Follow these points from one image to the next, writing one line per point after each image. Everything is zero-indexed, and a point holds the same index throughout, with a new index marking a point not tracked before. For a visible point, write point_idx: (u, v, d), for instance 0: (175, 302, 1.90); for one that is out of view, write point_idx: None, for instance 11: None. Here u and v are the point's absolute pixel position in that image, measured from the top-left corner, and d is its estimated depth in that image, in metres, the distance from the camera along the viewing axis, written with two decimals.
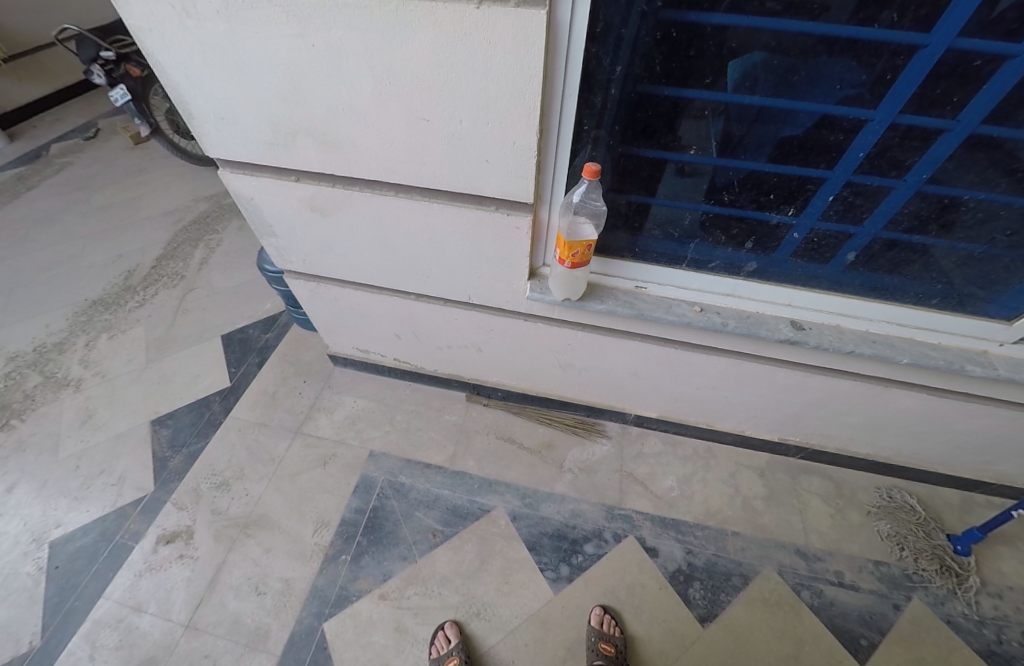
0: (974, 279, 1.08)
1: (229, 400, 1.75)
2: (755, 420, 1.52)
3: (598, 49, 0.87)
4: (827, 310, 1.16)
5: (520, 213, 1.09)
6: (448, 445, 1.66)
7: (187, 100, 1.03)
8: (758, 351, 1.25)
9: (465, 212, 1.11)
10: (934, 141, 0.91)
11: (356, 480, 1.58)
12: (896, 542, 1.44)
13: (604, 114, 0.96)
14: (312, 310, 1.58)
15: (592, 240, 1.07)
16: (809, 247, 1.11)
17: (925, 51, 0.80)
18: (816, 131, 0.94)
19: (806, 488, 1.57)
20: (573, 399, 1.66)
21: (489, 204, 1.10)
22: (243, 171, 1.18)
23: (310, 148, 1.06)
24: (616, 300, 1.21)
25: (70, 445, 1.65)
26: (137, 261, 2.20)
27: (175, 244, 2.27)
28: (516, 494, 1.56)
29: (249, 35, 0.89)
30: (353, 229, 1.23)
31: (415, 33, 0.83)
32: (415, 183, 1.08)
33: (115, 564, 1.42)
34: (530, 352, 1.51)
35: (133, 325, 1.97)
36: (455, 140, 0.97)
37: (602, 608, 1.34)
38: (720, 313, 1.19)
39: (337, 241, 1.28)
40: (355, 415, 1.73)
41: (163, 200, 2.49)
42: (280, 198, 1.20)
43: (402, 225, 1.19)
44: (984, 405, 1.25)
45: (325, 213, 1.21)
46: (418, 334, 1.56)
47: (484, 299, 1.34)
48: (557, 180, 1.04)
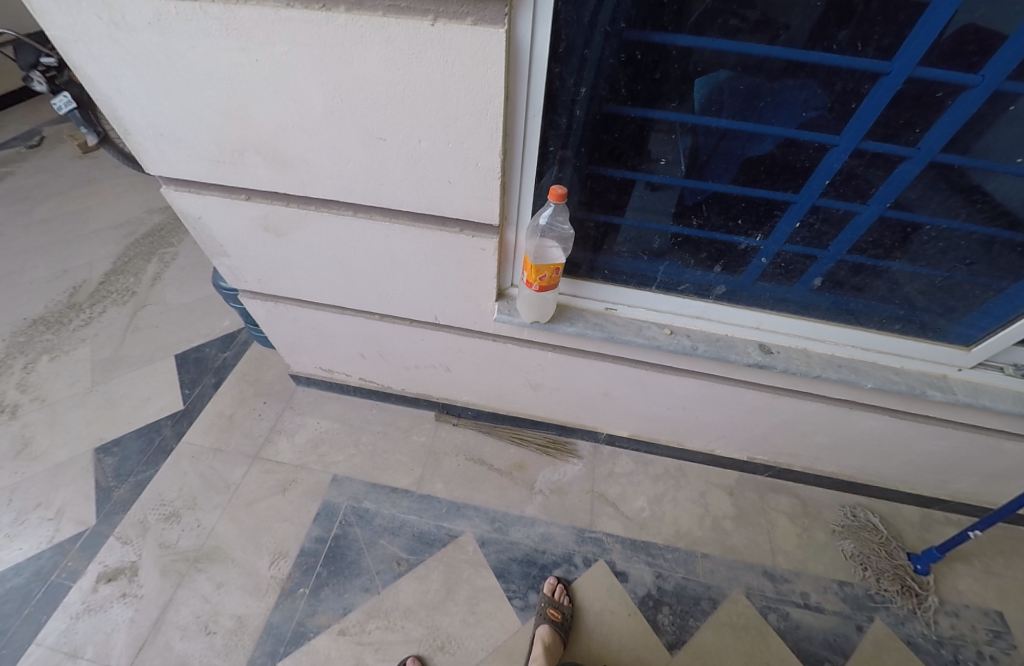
0: (930, 305, 1.10)
1: (181, 424, 1.68)
2: (724, 439, 1.52)
3: (561, 69, 0.85)
4: (793, 333, 1.17)
5: (486, 235, 1.06)
6: (415, 468, 1.61)
7: (120, 113, 0.97)
8: (727, 373, 1.25)
9: (428, 234, 1.08)
10: (895, 168, 0.92)
11: (318, 506, 1.51)
12: (860, 562, 1.46)
13: (570, 135, 0.95)
14: (270, 328, 1.51)
15: (560, 263, 1.05)
16: (776, 270, 1.11)
17: (887, 79, 0.81)
18: (782, 154, 0.95)
19: (773, 507, 1.57)
20: (545, 418, 1.63)
21: (453, 225, 1.07)
22: (189, 188, 1.12)
23: (260, 165, 1.01)
24: (586, 322, 1.19)
25: (3, 477, 1.53)
26: (83, 276, 2.09)
27: (126, 259, 2.17)
28: (485, 518, 1.51)
29: (187, 48, 0.84)
30: (313, 247, 1.18)
31: (367, 48, 0.79)
32: (376, 203, 1.04)
33: (48, 606, 1.32)
34: (498, 372, 1.47)
35: (77, 344, 1.87)
36: (416, 159, 0.94)
37: (558, 579, 1.39)
38: (689, 335, 1.19)
39: (295, 260, 1.23)
40: (317, 437, 1.66)
41: (114, 212, 2.38)
42: (231, 216, 1.15)
43: (361, 245, 1.15)
44: (941, 426, 1.27)
45: (280, 234, 1.16)
46: (383, 354, 1.52)
47: (451, 320, 1.30)
48: (524, 201, 1.02)
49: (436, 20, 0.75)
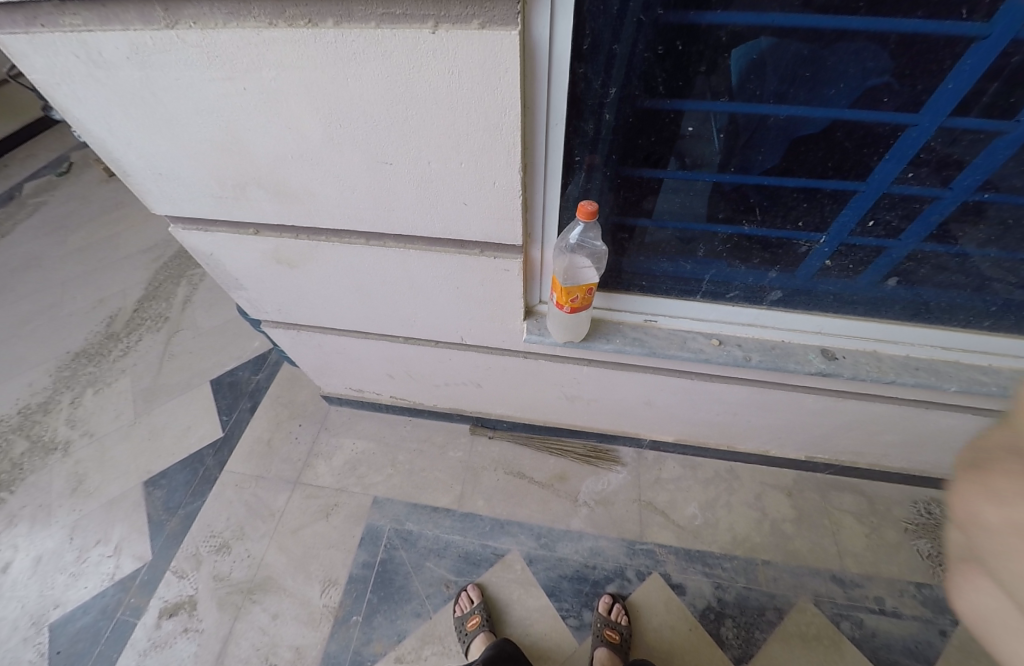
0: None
1: (223, 453, 1.70)
2: (780, 441, 1.41)
3: (586, 69, 0.73)
4: (861, 335, 1.04)
5: (508, 255, 0.97)
6: (454, 485, 1.57)
7: (115, 153, 0.91)
8: (785, 381, 1.13)
9: (446, 257, 0.99)
10: (988, 146, 0.76)
11: (362, 530, 1.50)
12: (937, 562, 1.35)
13: (598, 142, 0.83)
14: (295, 353, 1.47)
15: (592, 284, 0.95)
16: (837, 265, 0.97)
17: (985, 43, 0.65)
18: (851, 142, 0.80)
19: (838, 506, 1.47)
20: (584, 426, 1.56)
21: (473, 248, 0.98)
22: (196, 226, 1.06)
23: (264, 200, 0.94)
24: (624, 338, 1.09)
25: (63, 515, 1.59)
26: (118, 304, 2.11)
27: (154, 284, 2.19)
28: (531, 534, 1.46)
29: (170, 81, 0.76)
30: (327, 276, 1.12)
31: (363, 65, 0.70)
32: (389, 231, 0.96)
33: (118, 644, 1.36)
34: (532, 387, 1.40)
35: (118, 376, 1.90)
36: (426, 182, 0.85)
37: (612, 596, 1.34)
38: (741, 345, 1.07)
39: (312, 289, 1.17)
40: (355, 459, 1.65)
41: (140, 236, 2.39)
42: (241, 251, 1.09)
43: (377, 272, 1.07)
44: None
45: (293, 265, 1.10)
46: (411, 373, 1.46)
47: (479, 339, 1.23)
48: (549, 218, 0.92)
49: (438, 25, 0.64)
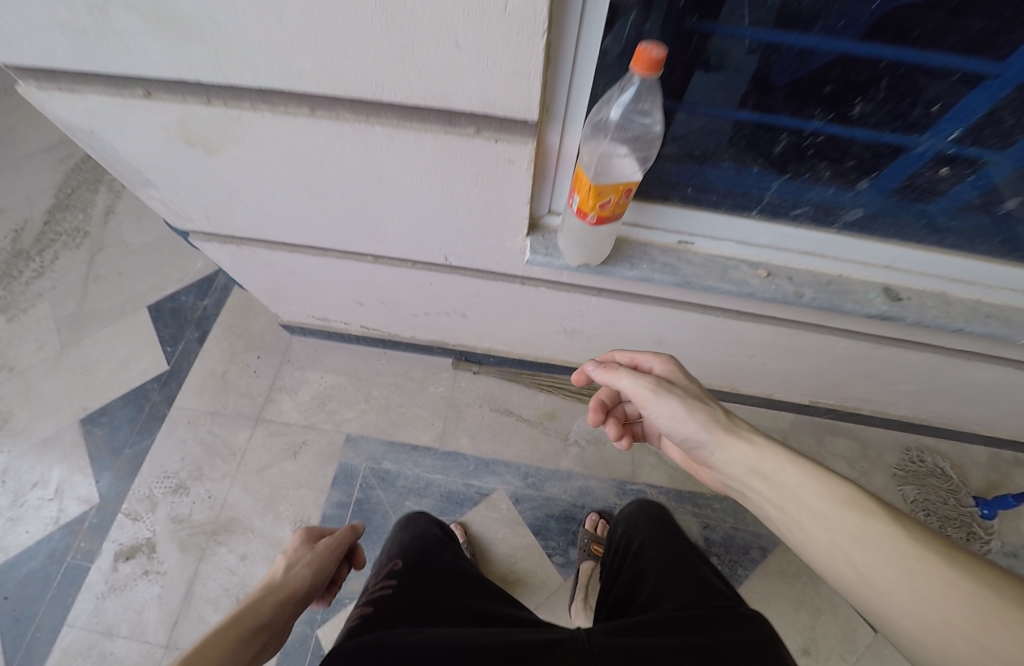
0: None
1: (169, 387, 1.53)
2: (786, 385, 1.32)
3: None
4: (934, 271, 0.85)
5: (517, 139, 0.67)
6: (434, 423, 1.45)
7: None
8: (825, 325, 0.91)
9: (429, 144, 0.68)
10: None
11: (334, 470, 1.39)
12: (922, 508, 1.34)
13: None
14: (242, 271, 1.18)
15: (630, 185, 0.67)
16: (916, 178, 0.76)
17: None
18: None
19: (831, 451, 1.43)
20: (578, 364, 1.43)
21: (467, 122, 0.66)
22: (58, 85, 0.70)
23: (137, 27, 0.58)
24: (652, 264, 0.91)
25: None
26: (24, 215, 1.78)
27: (68, 191, 1.85)
28: (517, 473, 1.38)
29: None
30: (261, 174, 0.80)
31: None
32: (337, 90, 0.63)
33: (71, 589, 1.27)
34: (524, 320, 1.21)
35: (35, 301, 1.63)
36: (401, 13, 0.52)
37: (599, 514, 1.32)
38: (792, 279, 0.79)
39: (241, 187, 0.85)
40: (323, 394, 1.49)
41: (41, 131, 1.98)
42: (132, 127, 0.74)
43: (326, 163, 0.77)
44: None
45: (208, 150, 0.77)
46: (384, 301, 1.23)
47: (467, 263, 0.95)
48: (586, 76, 0.62)
49: None
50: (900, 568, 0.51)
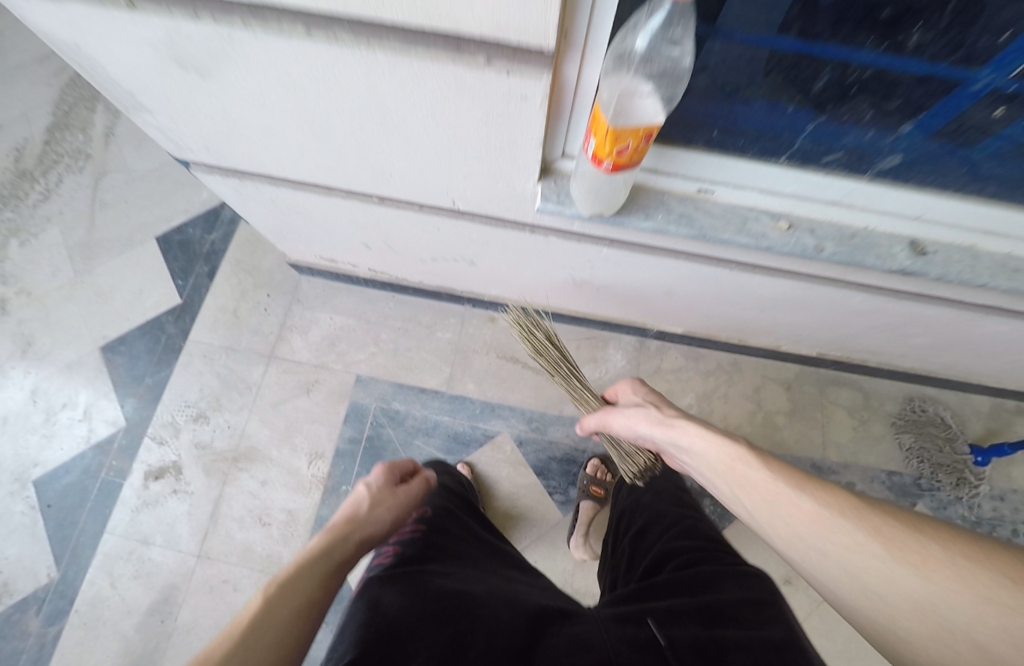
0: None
1: (185, 321, 1.57)
2: (796, 339, 1.34)
3: None
4: (971, 222, 0.72)
5: (531, 60, 0.51)
6: (442, 368, 1.47)
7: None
8: (845, 279, 0.85)
9: (433, 53, 0.52)
10: None
11: (345, 407, 1.46)
12: (915, 455, 1.41)
13: None
14: (251, 211, 1.11)
15: (655, 129, 0.54)
16: (958, 134, 0.63)
17: None
18: None
19: (833, 401, 1.47)
20: (587, 313, 1.44)
21: (476, 53, 0.51)
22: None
23: None
24: (669, 214, 0.74)
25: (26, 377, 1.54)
26: (23, 132, 1.81)
27: (64, 107, 1.84)
28: (522, 418, 1.42)
29: None
30: (260, 95, 0.65)
31: None
32: (350, 8, 0.48)
33: (108, 500, 1.45)
34: (537, 270, 1.14)
35: (46, 225, 1.69)
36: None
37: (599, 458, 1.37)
38: (814, 230, 0.74)
39: (240, 119, 0.72)
40: (333, 334, 1.52)
41: (22, 35, 1.95)
42: (110, 52, 0.61)
43: (323, 98, 0.63)
44: None
45: (204, 75, 0.62)
46: (392, 246, 1.17)
47: (481, 208, 0.86)
48: (607, 5, 0.48)
49: None
50: (872, 575, 0.49)
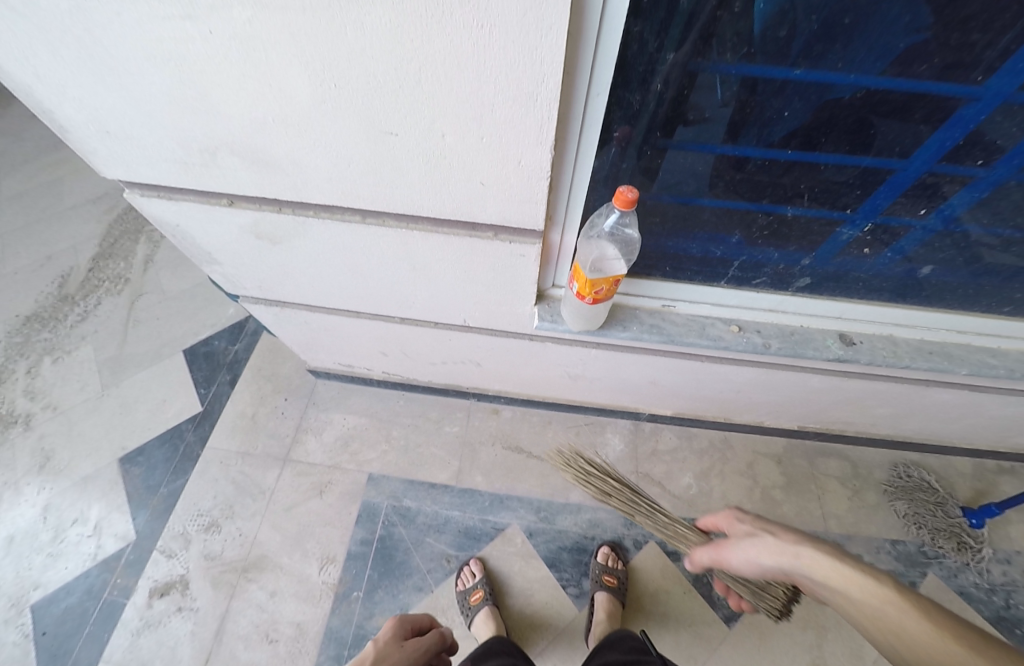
0: (1019, 279, 1.04)
1: (203, 428, 1.65)
2: (774, 413, 1.48)
3: (642, 28, 0.70)
4: (851, 316, 1.12)
5: (525, 240, 0.94)
6: (451, 461, 1.55)
7: (51, 108, 0.81)
8: (792, 364, 1.19)
9: (455, 239, 0.95)
10: (955, 111, 0.78)
11: (357, 508, 1.48)
12: (913, 521, 1.45)
13: (639, 116, 0.82)
14: (281, 325, 1.40)
15: (619, 276, 0.97)
16: (856, 245, 1.02)
17: (977, 103, 0.76)
18: (850, 118, 0.81)
19: (824, 472, 1.54)
20: (583, 402, 1.58)
21: (486, 230, 0.94)
22: (158, 193, 0.98)
23: (237, 166, 0.88)
24: (640, 326, 1.14)
25: (40, 492, 1.56)
26: (70, 263, 2.03)
27: (111, 241, 2.09)
28: (530, 508, 1.47)
29: (107, 20, 0.66)
30: (315, 256, 1.08)
31: (367, 13, 0.61)
32: (388, 207, 0.91)
33: (109, 623, 1.36)
34: (539, 365, 1.38)
35: (79, 343, 1.83)
36: (438, 157, 0.80)
37: (609, 546, 1.40)
38: (758, 331, 1.14)
39: (295, 268, 1.13)
40: (347, 434, 1.61)
41: (83, 181, 2.30)
42: (215, 223, 1.03)
43: (366, 251, 1.03)
44: (1008, 395, 1.23)
45: (275, 242, 1.05)
46: (406, 352, 1.43)
47: (483, 323, 1.21)
48: (574, 204, 0.93)
49: None
50: None
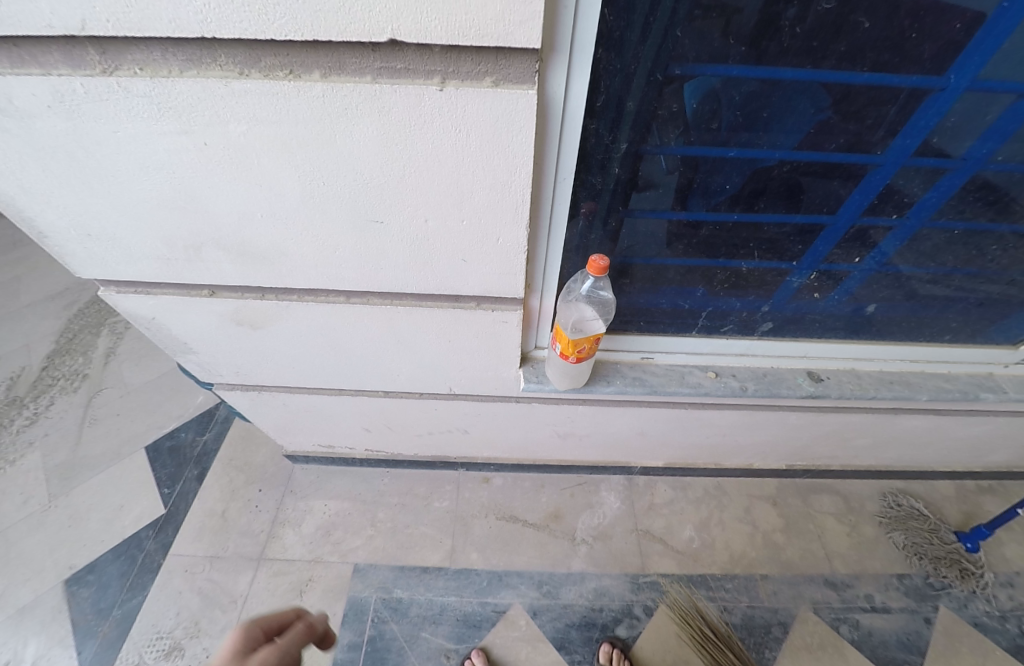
0: (957, 308, 1.14)
1: (166, 533, 1.50)
2: (762, 454, 1.50)
3: (596, 124, 0.79)
4: (817, 354, 1.19)
5: (507, 308, 0.97)
6: (442, 540, 1.46)
7: (31, 217, 0.81)
8: (770, 404, 1.23)
9: (439, 312, 0.97)
10: (865, 175, 0.89)
11: (343, 606, 1.35)
12: (914, 552, 1.44)
13: (602, 193, 0.89)
14: (257, 408, 1.34)
15: (599, 335, 1.01)
16: (806, 289, 1.10)
17: (881, 168, 0.88)
18: (781, 183, 0.91)
19: (819, 509, 1.54)
20: (574, 461, 1.56)
21: (469, 301, 0.97)
22: (135, 289, 0.98)
23: (221, 260, 0.89)
24: (624, 379, 1.17)
25: None
26: (22, 362, 1.92)
27: (69, 336, 2.01)
28: (531, 583, 1.38)
29: (106, 134, 0.70)
30: (296, 337, 1.07)
31: (357, 123, 0.68)
32: (374, 287, 0.93)
33: None
34: (529, 427, 1.36)
35: (26, 450, 1.68)
36: (422, 240, 0.84)
37: (609, 643, 1.27)
38: (733, 376, 1.19)
39: (276, 352, 1.11)
40: (328, 522, 1.50)
41: (41, 277, 2.24)
42: (195, 315, 1.01)
43: (349, 328, 1.03)
44: (973, 415, 1.30)
45: (256, 328, 1.04)
46: (390, 426, 1.39)
47: (470, 389, 1.20)
48: (549, 272, 0.97)
49: (445, 81, 0.64)
50: None
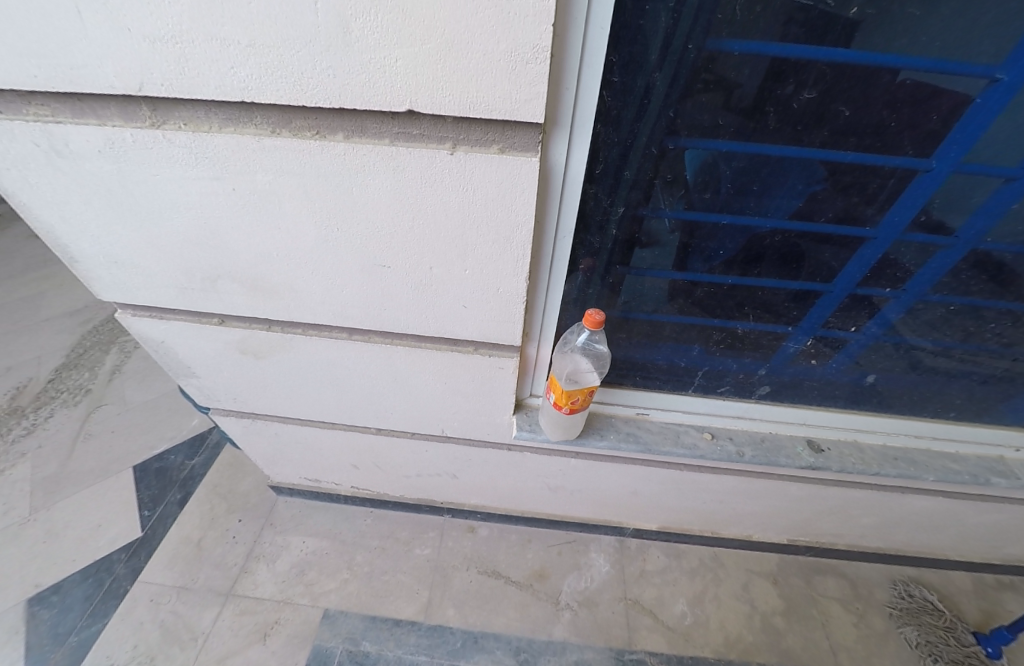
0: (962, 385, 1.11)
1: (137, 558, 1.45)
2: (762, 526, 1.43)
3: (596, 189, 0.82)
4: (816, 423, 1.16)
5: (504, 354, 0.98)
6: (418, 592, 1.39)
7: (65, 244, 0.87)
8: (768, 472, 1.18)
9: (438, 354, 0.98)
10: (859, 247, 0.91)
11: (306, 655, 1.27)
12: (928, 651, 1.32)
13: (601, 251, 0.92)
14: (246, 435, 1.33)
15: (593, 387, 1.00)
16: (804, 355, 1.09)
17: (873, 242, 0.90)
18: (776, 250, 0.93)
19: (822, 593, 1.44)
20: (564, 517, 1.50)
21: (467, 345, 0.98)
22: (149, 313, 1.01)
23: (234, 293, 0.92)
24: (618, 434, 1.14)
25: None
26: (31, 373, 1.96)
27: (80, 351, 2.06)
28: (508, 649, 1.28)
29: (144, 175, 0.76)
30: (294, 368, 1.08)
31: (370, 178, 0.72)
32: (373, 324, 0.95)
33: None
34: (518, 477, 1.33)
35: (17, 460, 1.68)
36: (425, 285, 0.86)
37: None
38: (730, 439, 1.15)
39: (274, 382, 1.12)
40: (304, 561, 1.45)
41: (65, 293, 2.34)
42: (202, 341, 1.04)
43: (345, 361, 1.04)
44: (984, 501, 1.24)
45: (258, 357, 1.06)
46: (378, 465, 1.37)
47: (461, 432, 1.19)
48: (547, 323, 0.99)
49: (456, 146, 0.69)
50: None
